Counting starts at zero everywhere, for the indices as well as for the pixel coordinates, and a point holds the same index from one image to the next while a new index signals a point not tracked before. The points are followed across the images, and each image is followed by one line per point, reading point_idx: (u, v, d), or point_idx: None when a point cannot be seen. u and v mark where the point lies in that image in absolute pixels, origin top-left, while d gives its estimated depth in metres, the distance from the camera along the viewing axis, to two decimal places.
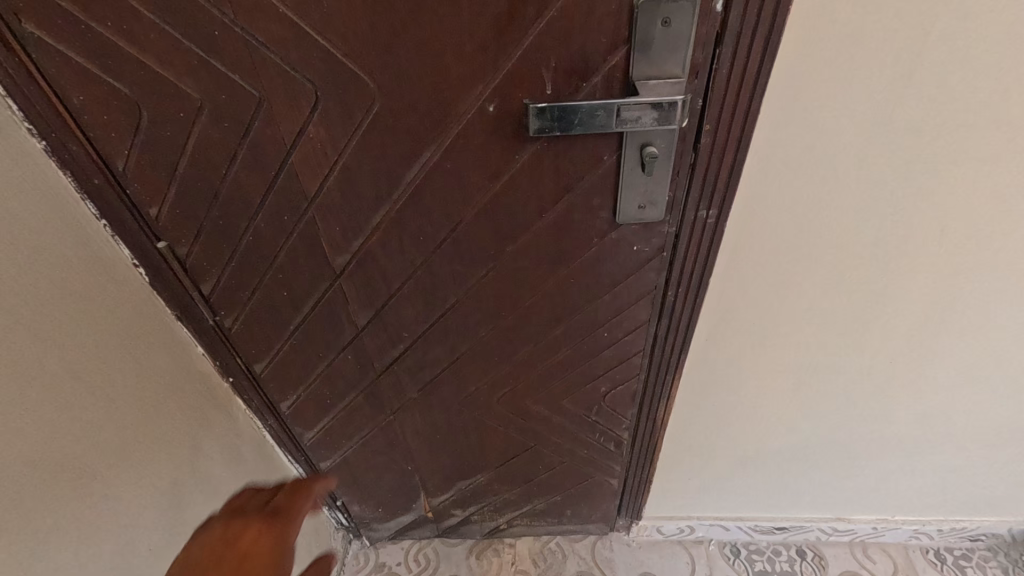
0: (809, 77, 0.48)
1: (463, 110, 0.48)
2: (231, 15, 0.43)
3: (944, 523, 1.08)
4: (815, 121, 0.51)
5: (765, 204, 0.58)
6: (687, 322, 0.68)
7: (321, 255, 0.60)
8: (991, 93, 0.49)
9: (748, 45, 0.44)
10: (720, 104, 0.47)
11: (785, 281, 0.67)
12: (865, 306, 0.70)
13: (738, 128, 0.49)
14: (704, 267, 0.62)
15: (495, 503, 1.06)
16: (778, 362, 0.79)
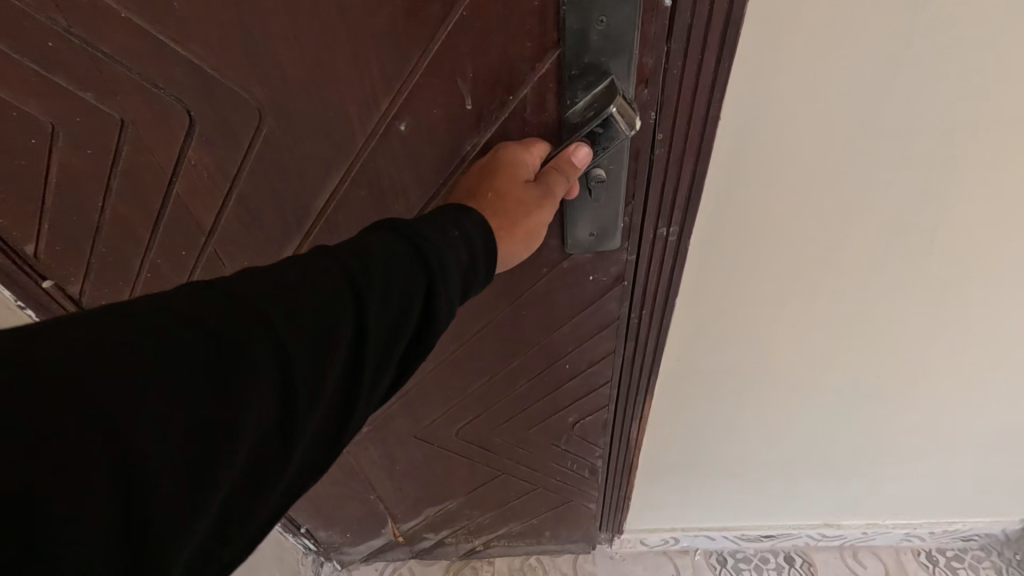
0: (776, 77, 0.41)
1: (372, 128, 0.43)
2: (68, 26, 0.40)
3: (937, 525, 1.04)
4: (789, 124, 0.44)
5: (732, 217, 0.52)
6: (658, 346, 0.62)
7: None
8: (982, 89, 0.42)
9: (698, 42, 0.36)
10: (674, 114, 0.40)
11: (760, 296, 0.61)
12: (848, 315, 0.64)
13: (698, 140, 0.42)
14: (668, 290, 0.55)
15: (468, 527, 1.01)
16: (757, 376, 0.73)
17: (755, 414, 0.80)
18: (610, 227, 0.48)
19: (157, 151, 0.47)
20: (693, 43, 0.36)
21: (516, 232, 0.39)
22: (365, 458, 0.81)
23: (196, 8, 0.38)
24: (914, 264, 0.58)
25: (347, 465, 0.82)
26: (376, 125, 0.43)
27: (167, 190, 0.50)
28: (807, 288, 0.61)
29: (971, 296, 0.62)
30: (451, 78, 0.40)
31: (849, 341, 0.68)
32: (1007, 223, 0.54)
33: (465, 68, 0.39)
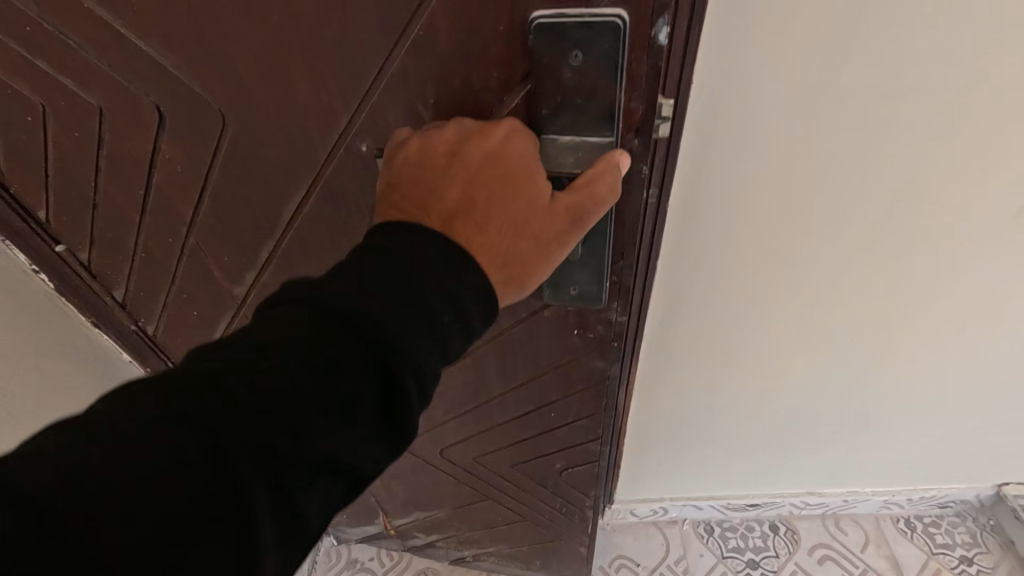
0: (741, 54, 0.44)
1: (329, 147, 0.46)
2: (49, 20, 0.44)
3: (913, 492, 1.08)
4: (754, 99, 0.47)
5: (705, 186, 0.56)
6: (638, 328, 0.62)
7: (219, 280, 0.61)
8: (920, 76, 0.45)
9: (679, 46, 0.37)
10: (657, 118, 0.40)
11: (735, 264, 0.65)
12: (820, 285, 0.68)
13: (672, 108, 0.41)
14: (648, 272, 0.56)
15: (459, 537, 1.05)
16: (735, 346, 0.77)
17: (735, 384, 0.84)
18: (585, 295, 0.51)
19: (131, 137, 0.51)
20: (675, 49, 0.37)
21: (527, 278, 0.38)
22: None
23: (164, 9, 0.41)
24: (878, 233, 0.61)
25: None
26: (336, 142, 0.45)
27: (147, 179, 0.53)
28: (778, 258, 0.64)
29: (935, 265, 0.65)
30: (413, 101, 0.42)
31: (822, 310, 0.72)
32: (963, 193, 0.57)
33: (427, 91, 0.41)
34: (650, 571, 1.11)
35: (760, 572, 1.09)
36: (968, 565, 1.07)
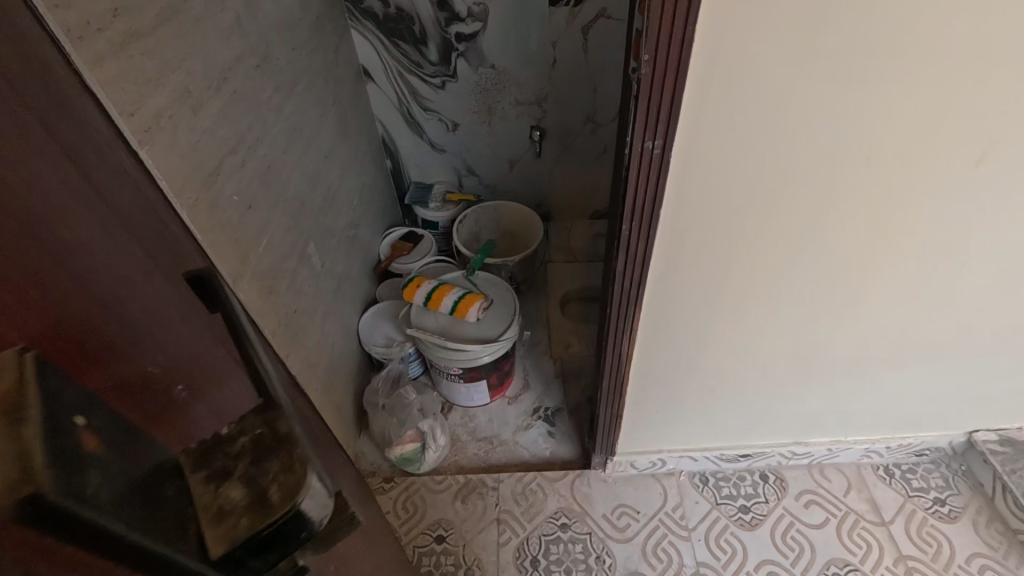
0: (732, 29, 0.50)
1: None
2: None
3: (892, 441, 1.17)
4: (742, 67, 0.53)
5: (704, 153, 0.61)
6: (637, 258, 0.72)
7: None
8: (881, 43, 0.52)
9: (683, 29, 0.49)
10: (657, 88, 0.53)
11: (729, 225, 0.70)
12: (803, 239, 0.74)
13: (671, 87, 0.53)
14: (652, 215, 0.66)
15: (441, 548, 1.18)
16: (727, 303, 0.84)
17: (727, 338, 0.91)
18: None
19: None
20: (679, 13, 0.47)
21: None
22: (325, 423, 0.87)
23: None
24: (858, 186, 0.67)
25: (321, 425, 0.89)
26: None
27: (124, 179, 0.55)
28: (767, 215, 0.70)
29: (905, 215, 0.72)
30: None
31: (807, 263, 0.78)
32: (929, 144, 0.63)
33: None
34: (650, 517, 1.19)
35: (750, 517, 1.17)
36: (941, 505, 1.16)
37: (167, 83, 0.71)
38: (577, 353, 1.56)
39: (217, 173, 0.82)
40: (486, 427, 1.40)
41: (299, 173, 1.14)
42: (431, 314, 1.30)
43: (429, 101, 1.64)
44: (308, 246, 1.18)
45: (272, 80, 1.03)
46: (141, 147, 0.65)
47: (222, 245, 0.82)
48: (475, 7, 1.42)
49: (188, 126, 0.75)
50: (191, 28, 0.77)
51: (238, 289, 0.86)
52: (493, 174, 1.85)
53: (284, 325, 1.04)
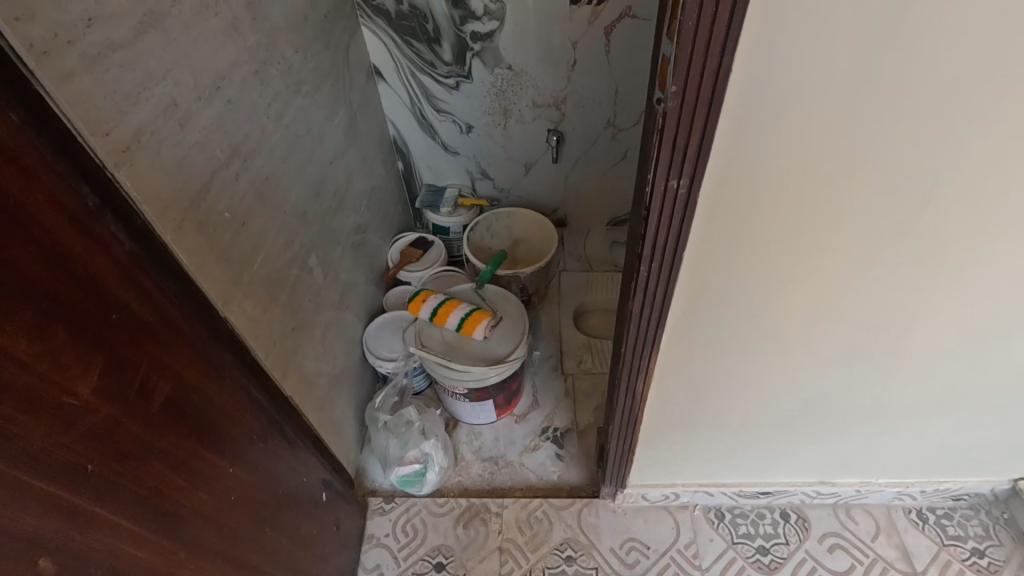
0: (774, 60, 0.42)
1: None
2: None
3: (927, 485, 1.09)
4: (783, 100, 0.45)
5: (737, 192, 0.53)
6: (656, 301, 0.65)
7: (160, 317, 0.58)
8: (950, 72, 0.44)
9: (716, 60, 0.41)
10: (684, 122, 0.46)
11: (761, 267, 0.63)
12: (842, 279, 0.66)
13: (702, 121, 0.45)
14: (673, 257, 0.59)
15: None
16: (753, 343, 0.77)
17: (752, 376, 0.84)
18: None
19: (51, 185, 0.45)
20: (713, 40, 0.40)
21: None
22: (282, 459, 0.83)
23: None
24: (912, 226, 0.59)
25: (286, 457, 0.84)
26: None
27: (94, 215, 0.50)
28: (805, 255, 0.62)
29: (963, 255, 0.64)
30: None
31: (845, 303, 0.70)
32: (998, 182, 0.55)
33: None
34: (661, 554, 1.12)
35: (769, 560, 1.10)
36: (980, 557, 1.07)
37: (151, 98, 0.66)
38: (589, 370, 1.50)
39: (206, 191, 0.76)
40: (492, 447, 1.35)
41: (301, 183, 1.08)
42: (437, 331, 1.24)
43: (442, 102, 1.58)
44: (310, 258, 1.13)
45: (273, 87, 0.97)
46: (117, 168, 0.59)
47: (211, 267, 0.77)
48: (492, 4, 1.35)
49: (173, 143, 0.69)
50: (180, 36, 0.71)
51: (229, 312, 0.81)
52: (507, 177, 1.78)
53: (281, 346, 0.99)
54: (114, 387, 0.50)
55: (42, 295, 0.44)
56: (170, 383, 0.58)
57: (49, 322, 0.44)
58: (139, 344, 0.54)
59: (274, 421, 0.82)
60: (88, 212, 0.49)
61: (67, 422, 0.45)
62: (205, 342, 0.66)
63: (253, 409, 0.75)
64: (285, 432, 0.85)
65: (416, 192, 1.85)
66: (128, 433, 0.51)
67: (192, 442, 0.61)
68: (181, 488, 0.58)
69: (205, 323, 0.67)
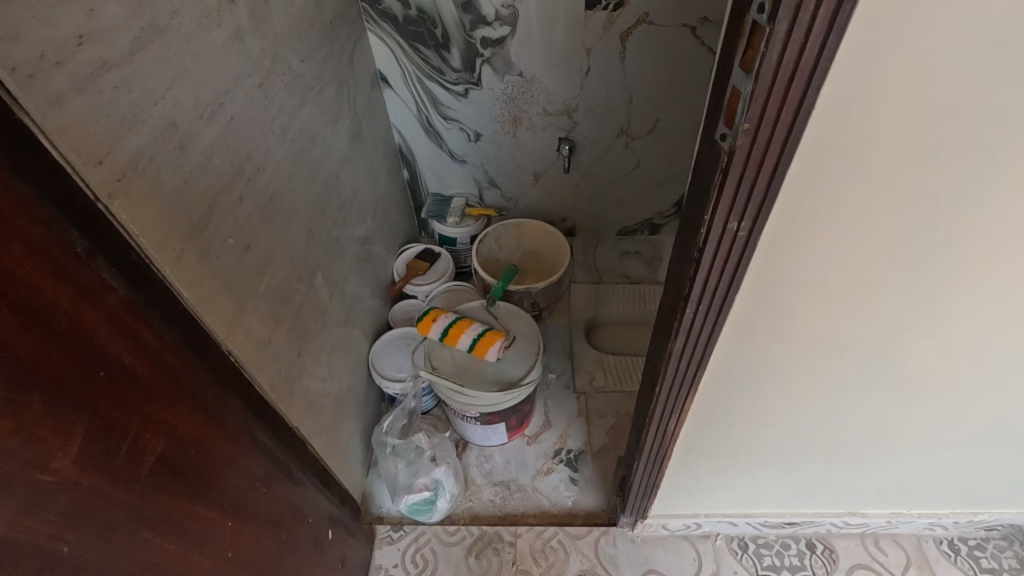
0: (861, 99, 0.37)
1: None
2: None
3: (962, 517, 1.05)
4: (865, 142, 0.40)
5: (803, 238, 0.47)
6: (699, 345, 0.59)
7: (154, 367, 0.53)
8: None
9: (798, 96, 0.36)
10: (753, 162, 0.40)
11: (820, 315, 0.56)
12: (907, 332, 0.59)
13: (772, 162, 0.40)
14: (723, 302, 0.53)
15: None
16: (799, 390, 0.70)
17: (795, 421, 0.78)
18: None
19: (31, 235, 0.41)
20: (798, 75, 0.35)
21: None
22: (288, 501, 0.78)
23: None
24: (996, 281, 0.52)
25: (292, 499, 0.80)
26: None
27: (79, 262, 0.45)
28: (872, 307, 0.55)
29: None
30: None
31: (907, 354, 0.64)
32: None
33: None
34: None
35: None
36: None
37: (149, 119, 0.60)
38: (602, 389, 1.45)
39: (208, 217, 0.71)
40: (504, 470, 1.30)
41: (307, 199, 1.03)
42: (448, 352, 1.19)
43: (450, 109, 1.52)
44: (315, 278, 1.08)
45: (277, 100, 0.91)
46: (111, 201, 0.54)
47: (214, 299, 0.72)
48: (504, 9, 1.29)
49: (173, 168, 0.64)
50: (181, 50, 0.65)
51: (234, 344, 0.76)
52: (516, 187, 1.72)
53: (287, 374, 0.94)
54: (96, 454, 0.45)
55: (16, 362, 0.39)
56: (161, 440, 0.53)
57: (23, 391, 0.39)
58: (128, 401, 0.49)
59: (279, 461, 0.77)
60: (75, 259, 0.44)
61: (39, 502, 0.40)
62: (205, 387, 0.61)
63: (258, 454, 0.71)
64: (291, 471, 0.80)
65: (422, 200, 1.79)
66: (112, 502, 0.47)
67: (185, 500, 0.56)
68: (171, 552, 0.54)
69: (205, 365, 0.62)
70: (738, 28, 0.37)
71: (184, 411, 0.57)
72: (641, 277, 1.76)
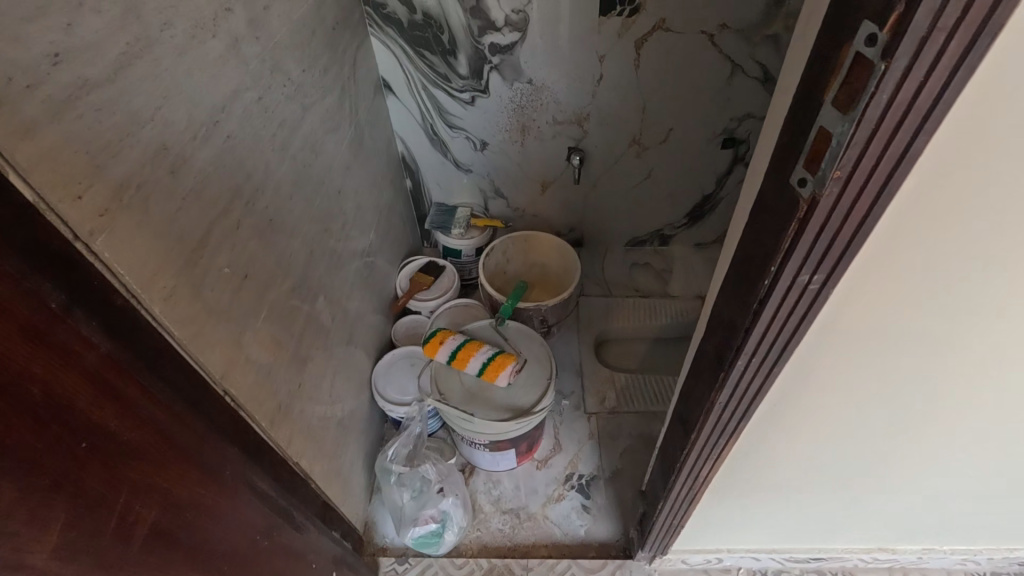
0: (976, 146, 0.31)
1: None
2: None
3: (997, 552, 1.00)
4: (971, 196, 0.34)
5: (884, 296, 0.41)
6: (748, 399, 0.54)
7: (151, 426, 0.47)
8: None
9: (903, 140, 0.30)
10: (837, 212, 0.35)
11: (887, 373, 0.51)
12: (972, 386, 0.54)
13: (861, 214, 0.35)
14: (779, 355, 0.48)
15: None
16: (849, 439, 0.65)
17: (836, 465, 0.72)
18: None
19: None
20: (908, 118, 0.29)
21: None
22: (289, 551, 0.72)
23: None
24: None
25: (293, 547, 0.74)
26: None
27: (62, 319, 0.39)
28: (940, 364, 0.50)
29: None
30: None
31: (974, 404, 0.58)
32: None
33: None
34: None
35: None
36: None
37: (138, 145, 0.54)
38: (614, 409, 1.40)
39: (204, 246, 0.65)
40: (512, 497, 1.24)
41: (308, 217, 0.97)
42: (456, 376, 1.13)
43: (456, 117, 1.46)
44: (317, 300, 1.02)
45: (277, 114, 0.85)
46: (92, 239, 0.48)
47: (210, 336, 0.66)
48: (514, 15, 1.23)
49: (164, 196, 0.58)
50: (172, 65, 0.59)
51: (230, 382, 0.70)
52: (522, 197, 1.67)
53: (288, 407, 0.88)
54: (77, 541, 0.39)
55: None
56: (155, 510, 0.47)
57: None
58: (118, 472, 0.43)
59: (280, 508, 0.71)
60: (52, 317, 0.38)
61: None
62: (202, 442, 0.54)
63: (259, 506, 0.65)
64: (292, 517, 0.75)
65: (424, 209, 1.73)
66: None
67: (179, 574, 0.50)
68: None
69: (201, 416, 0.56)
70: (831, 61, 0.31)
71: (180, 473, 0.51)
72: (651, 290, 1.71)
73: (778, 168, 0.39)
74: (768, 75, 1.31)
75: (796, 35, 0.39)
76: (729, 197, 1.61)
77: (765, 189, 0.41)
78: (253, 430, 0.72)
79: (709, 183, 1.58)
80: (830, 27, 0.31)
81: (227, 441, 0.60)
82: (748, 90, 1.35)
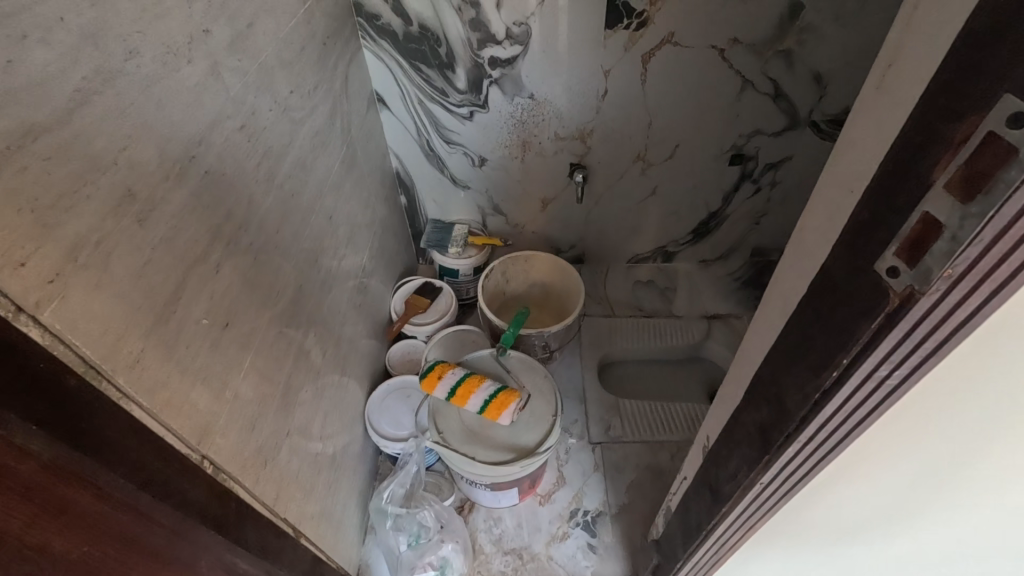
0: None
1: None
2: None
3: None
4: None
5: (986, 411, 0.34)
6: (794, 489, 0.47)
7: (105, 532, 0.40)
8: None
9: None
10: (935, 309, 0.28)
11: (969, 491, 0.42)
12: None
13: (963, 316, 0.28)
14: (834, 450, 0.40)
15: None
16: (922, 560, 0.54)
17: None
18: None
19: None
20: None
21: None
22: None
23: None
24: None
25: None
26: None
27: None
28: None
29: None
30: None
31: None
32: None
33: None
34: None
35: None
36: None
37: (99, 194, 0.47)
38: (619, 439, 1.33)
39: (177, 298, 0.58)
40: (515, 535, 1.18)
41: (297, 248, 0.90)
42: (456, 412, 1.06)
43: (453, 132, 1.40)
44: (307, 335, 0.95)
45: (264, 140, 0.79)
46: (40, 309, 0.41)
47: (185, 398, 0.58)
48: (515, 27, 1.16)
49: (130, 248, 0.51)
50: (141, 98, 0.52)
51: (209, 445, 0.63)
52: (522, 214, 1.60)
53: (277, 459, 0.81)
54: None
55: None
56: None
57: None
58: None
59: None
60: None
61: None
62: (171, 536, 0.47)
63: None
64: None
65: (420, 226, 1.66)
66: None
67: None
68: None
69: (174, 499, 0.49)
70: (942, 136, 0.26)
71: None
72: (655, 310, 1.65)
73: (854, 245, 0.33)
74: (779, 90, 1.26)
75: (869, 88, 0.33)
76: (735, 214, 1.56)
77: (834, 265, 0.35)
78: (235, 495, 0.65)
79: (716, 200, 1.53)
80: (945, 97, 0.26)
81: (202, 523, 0.53)
82: (759, 106, 1.29)
